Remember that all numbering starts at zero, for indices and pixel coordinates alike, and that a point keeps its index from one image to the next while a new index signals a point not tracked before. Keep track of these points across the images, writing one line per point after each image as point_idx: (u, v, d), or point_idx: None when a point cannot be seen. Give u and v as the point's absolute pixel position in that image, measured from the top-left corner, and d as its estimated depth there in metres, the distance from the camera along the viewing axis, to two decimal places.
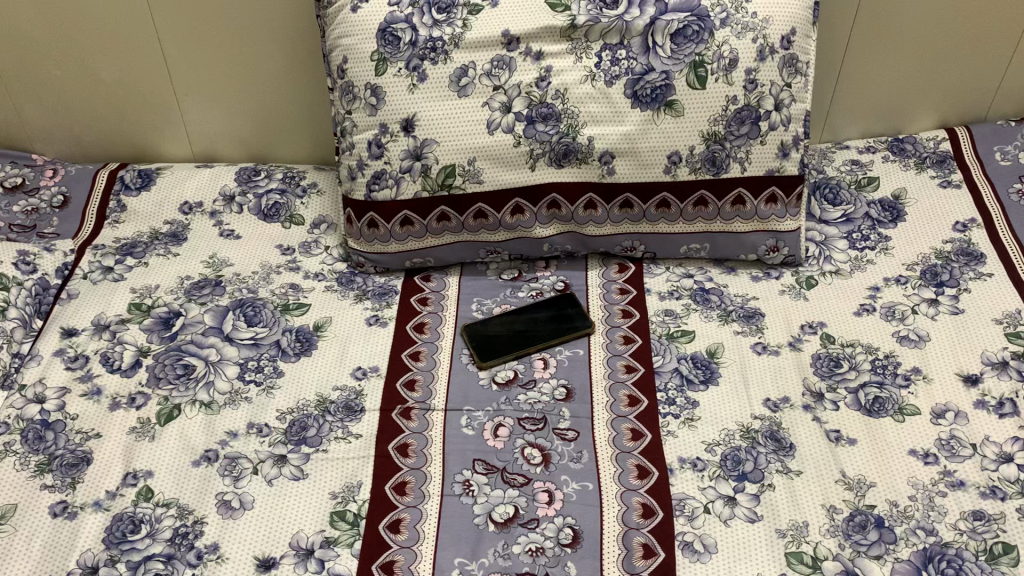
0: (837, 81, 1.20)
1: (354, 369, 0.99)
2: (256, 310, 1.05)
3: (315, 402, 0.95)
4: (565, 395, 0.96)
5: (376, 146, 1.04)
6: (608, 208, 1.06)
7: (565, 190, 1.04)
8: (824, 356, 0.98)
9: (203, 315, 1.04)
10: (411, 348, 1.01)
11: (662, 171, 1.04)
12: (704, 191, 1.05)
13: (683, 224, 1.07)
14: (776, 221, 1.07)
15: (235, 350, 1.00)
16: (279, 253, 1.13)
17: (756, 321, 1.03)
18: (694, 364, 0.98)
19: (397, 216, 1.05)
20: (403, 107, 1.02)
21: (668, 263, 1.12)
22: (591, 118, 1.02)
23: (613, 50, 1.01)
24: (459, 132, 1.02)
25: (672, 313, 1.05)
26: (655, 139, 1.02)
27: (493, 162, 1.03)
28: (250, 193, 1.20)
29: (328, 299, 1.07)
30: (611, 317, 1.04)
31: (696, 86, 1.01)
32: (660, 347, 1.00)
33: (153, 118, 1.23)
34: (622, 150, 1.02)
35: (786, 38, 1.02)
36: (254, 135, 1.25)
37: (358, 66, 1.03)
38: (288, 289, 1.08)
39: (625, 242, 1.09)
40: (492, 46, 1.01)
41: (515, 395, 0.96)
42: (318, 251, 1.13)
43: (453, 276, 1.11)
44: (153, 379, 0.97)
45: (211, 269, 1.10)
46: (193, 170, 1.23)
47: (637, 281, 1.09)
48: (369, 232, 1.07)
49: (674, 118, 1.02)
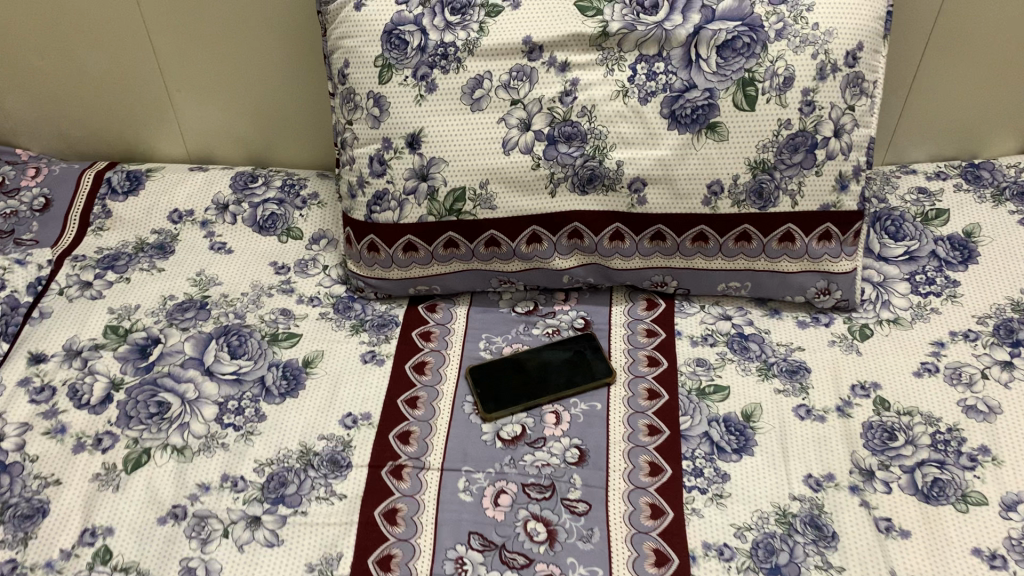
0: (908, 96, 1.06)
1: (344, 415, 0.89)
2: (242, 341, 0.95)
3: (297, 453, 0.85)
4: (578, 458, 0.85)
5: (378, 163, 0.92)
6: (637, 240, 0.93)
7: (589, 219, 0.92)
8: (876, 426, 0.86)
9: (183, 344, 0.94)
10: (408, 393, 0.90)
11: (700, 202, 0.91)
12: (748, 225, 0.92)
13: (722, 260, 0.94)
14: (829, 261, 0.94)
15: (215, 387, 0.91)
16: (272, 273, 1.03)
17: (800, 377, 0.91)
18: (726, 428, 0.86)
19: (399, 241, 0.94)
20: (409, 121, 0.90)
21: (702, 301, 1.00)
22: (621, 140, 0.89)
23: (649, 63, 0.88)
24: (470, 152, 0.90)
25: (704, 362, 0.92)
26: (694, 165, 0.89)
27: (509, 186, 0.91)
28: (246, 202, 1.09)
29: (321, 329, 0.97)
30: (635, 365, 0.92)
31: (743, 107, 0.88)
32: (688, 405, 0.88)
33: (144, 112, 1.13)
34: (655, 177, 0.90)
35: (852, 54, 0.88)
36: (254, 135, 1.14)
37: (360, 72, 0.91)
38: (279, 315, 0.98)
39: (654, 277, 0.97)
40: (511, 55, 0.89)
41: (521, 456, 0.85)
42: (315, 272, 1.03)
43: (462, 307, 1.00)
44: (123, 419, 0.88)
45: (198, 288, 1.00)
46: (187, 173, 1.13)
47: (666, 322, 0.97)
48: (368, 256, 0.96)
49: (716, 143, 0.89)
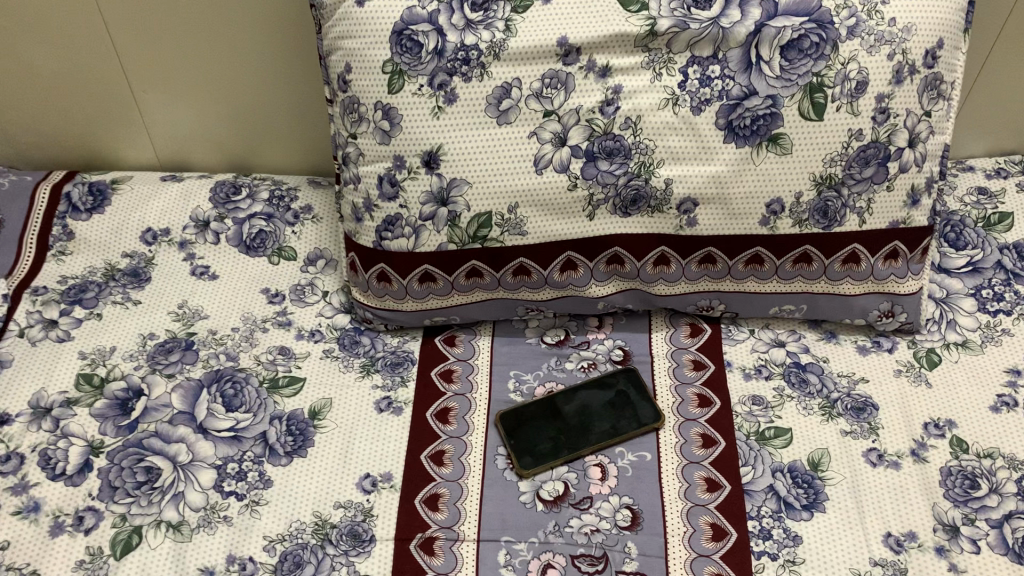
0: (973, 77, 0.95)
1: (361, 477, 0.78)
2: (237, 389, 0.83)
3: (312, 526, 0.75)
4: (630, 522, 0.75)
5: (388, 184, 0.80)
6: (684, 264, 0.83)
7: (631, 243, 0.81)
8: (956, 472, 0.78)
9: (170, 396, 0.82)
10: (432, 447, 0.80)
11: (757, 222, 0.80)
12: (809, 246, 0.82)
13: (777, 283, 0.84)
14: (895, 282, 0.84)
15: (211, 447, 0.79)
16: (265, 302, 0.90)
17: (868, 417, 0.82)
18: (793, 480, 0.78)
19: (415, 271, 0.82)
20: (425, 136, 0.78)
21: (750, 324, 0.90)
22: (671, 155, 0.78)
23: (703, 66, 0.76)
24: (498, 171, 0.78)
25: (761, 400, 0.83)
26: (752, 183, 0.79)
27: (541, 209, 0.79)
28: (229, 218, 0.96)
29: (327, 371, 0.85)
30: (684, 406, 0.83)
31: (810, 116, 0.76)
32: (748, 454, 0.79)
33: (108, 117, 0.98)
34: (708, 196, 0.79)
35: (931, 53, 0.77)
36: (233, 138, 1.00)
37: (364, 79, 0.78)
38: (277, 355, 0.86)
39: (700, 302, 0.86)
40: (543, 58, 0.76)
41: (567, 520, 0.76)
42: (314, 300, 0.91)
43: (484, 339, 0.89)
44: (107, 490, 0.76)
45: (181, 324, 0.88)
46: (159, 184, 0.99)
47: (714, 351, 0.87)
48: (378, 287, 0.85)
49: (778, 157, 0.78)
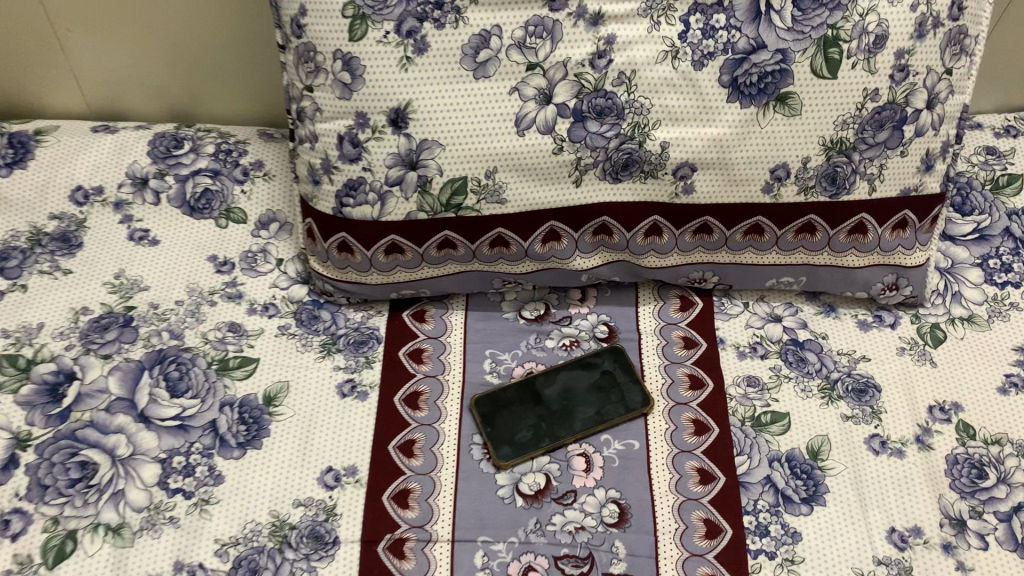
0: (998, 18, 0.89)
1: (323, 472, 0.71)
2: (183, 371, 0.75)
3: (269, 528, 0.68)
4: (617, 519, 0.69)
5: (350, 144, 0.71)
6: (678, 235, 0.76)
7: (621, 212, 0.73)
8: (962, 460, 0.72)
9: (106, 380, 0.74)
10: (402, 436, 0.73)
11: (760, 189, 0.73)
12: (814, 215, 0.75)
13: (776, 255, 0.78)
14: (902, 254, 0.78)
15: (154, 438, 0.71)
16: (212, 272, 0.82)
17: (870, 399, 0.76)
18: (791, 470, 0.72)
19: (381, 242, 0.74)
20: (391, 92, 0.68)
21: (745, 296, 0.84)
22: (667, 115, 0.70)
23: (706, 14, 0.67)
24: (474, 132, 0.69)
25: (756, 381, 0.77)
26: (755, 147, 0.71)
27: (523, 174, 0.71)
28: (170, 175, 0.86)
29: (283, 350, 0.77)
30: (674, 388, 0.77)
31: (823, 73, 0.69)
32: (744, 442, 0.74)
33: (27, 59, 0.87)
34: (707, 161, 0.71)
35: (958, 3, 0.69)
36: (173, 84, 0.90)
37: (322, 24, 0.67)
38: (226, 333, 0.78)
39: (692, 274, 0.79)
40: (526, 3, 0.66)
41: (549, 517, 0.69)
42: (267, 268, 0.83)
43: (457, 314, 0.82)
44: (36, 490, 0.68)
45: (118, 297, 0.79)
46: (90, 135, 0.88)
47: (705, 327, 0.81)
48: (340, 258, 0.76)
49: (785, 119, 0.70)
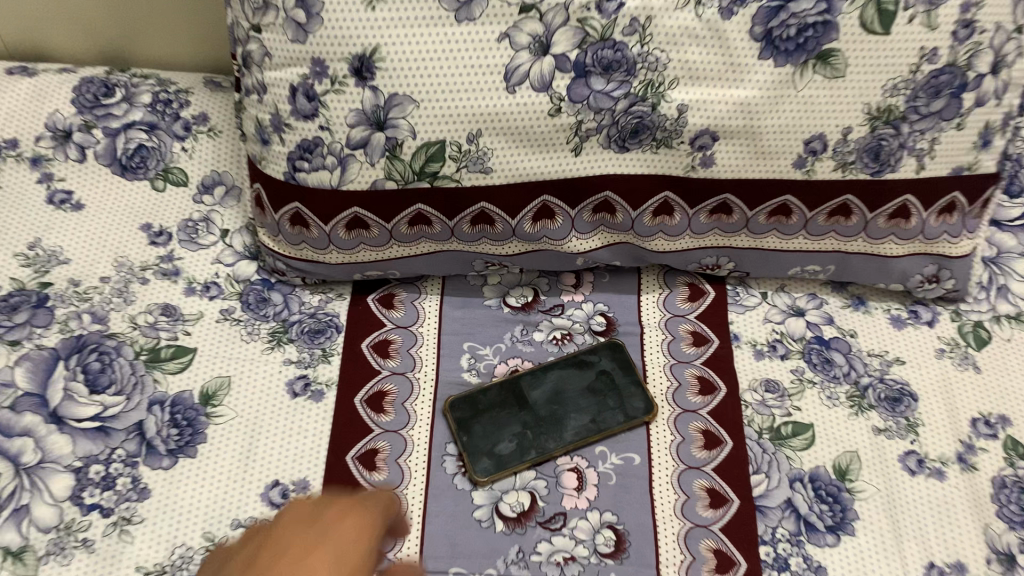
0: None
1: (268, 487, 0.60)
2: (105, 363, 0.63)
3: (201, 554, 0.57)
4: (613, 548, 0.59)
5: (305, 97, 0.59)
6: (691, 214, 0.65)
7: (626, 186, 0.62)
8: (1011, 484, 0.62)
9: (12, 371, 0.62)
10: (363, 445, 0.62)
11: (790, 164, 0.62)
12: (850, 196, 0.64)
13: (804, 240, 0.67)
14: (948, 243, 0.67)
15: (68, 443, 0.60)
16: (145, 244, 0.70)
17: (905, 410, 0.66)
18: (815, 494, 0.62)
19: (342, 215, 0.62)
20: (353, 35, 0.56)
21: (762, 284, 0.73)
22: (686, 72, 0.58)
23: None
24: (454, 86, 0.58)
25: (775, 386, 0.67)
26: (789, 114, 0.60)
27: (513, 138, 0.60)
28: (98, 128, 0.73)
29: (225, 339, 0.66)
30: (681, 392, 0.66)
31: (875, 28, 0.57)
32: (761, 458, 0.63)
33: None
34: (731, 129, 0.60)
35: None
36: (103, 18, 0.77)
37: None
38: (159, 316, 0.66)
39: (705, 259, 0.69)
40: None
41: (533, 546, 0.59)
42: (210, 241, 0.71)
43: (431, 300, 0.71)
44: None
45: (32, 271, 0.67)
46: (6, 78, 0.75)
47: (717, 320, 0.70)
48: (294, 233, 0.65)
49: (826, 82, 0.59)
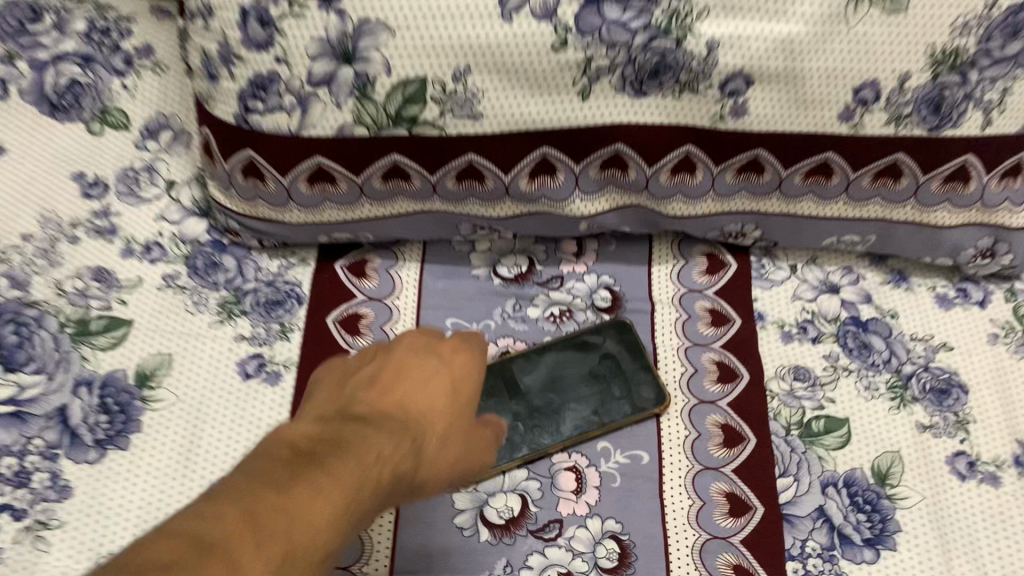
0: None
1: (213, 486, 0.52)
2: (24, 337, 0.52)
3: None
4: (616, 563, 0.51)
5: (258, 22, 0.48)
6: (715, 172, 0.55)
7: (640, 138, 0.53)
8: None
9: None
10: None
11: (835, 116, 0.52)
12: (901, 154, 0.54)
13: (844, 206, 0.57)
14: (1009, 213, 0.57)
15: None
16: (77, 197, 0.59)
17: (954, 404, 0.57)
18: (852, 501, 0.54)
19: (304, 166, 0.53)
20: None
21: (790, 256, 0.64)
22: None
23: None
24: (437, 12, 0.47)
25: (805, 372, 0.58)
26: (839, 54, 0.50)
27: (508, 78, 0.50)
28: (22, 59, 0.59)
29: (166, 310, 0.57)
30: (697, 379, 0.58)
31: None
32: (789, 459, 0.55)
33: None
34: (768, 72, 0.50)
35: None
36: None
37: None
38: (91, 282, 0.56)
39: (728, 226, 0.59)
40: None
41: (523, 559, 0.51)
42: (151, 195, 0.62)
43: (409, 269, 0.62)
44: None
45: None
46: None
47: (739, 297, 0.61)
48: (247, 186, 0.55)
49: (885, 18, 0.49)
